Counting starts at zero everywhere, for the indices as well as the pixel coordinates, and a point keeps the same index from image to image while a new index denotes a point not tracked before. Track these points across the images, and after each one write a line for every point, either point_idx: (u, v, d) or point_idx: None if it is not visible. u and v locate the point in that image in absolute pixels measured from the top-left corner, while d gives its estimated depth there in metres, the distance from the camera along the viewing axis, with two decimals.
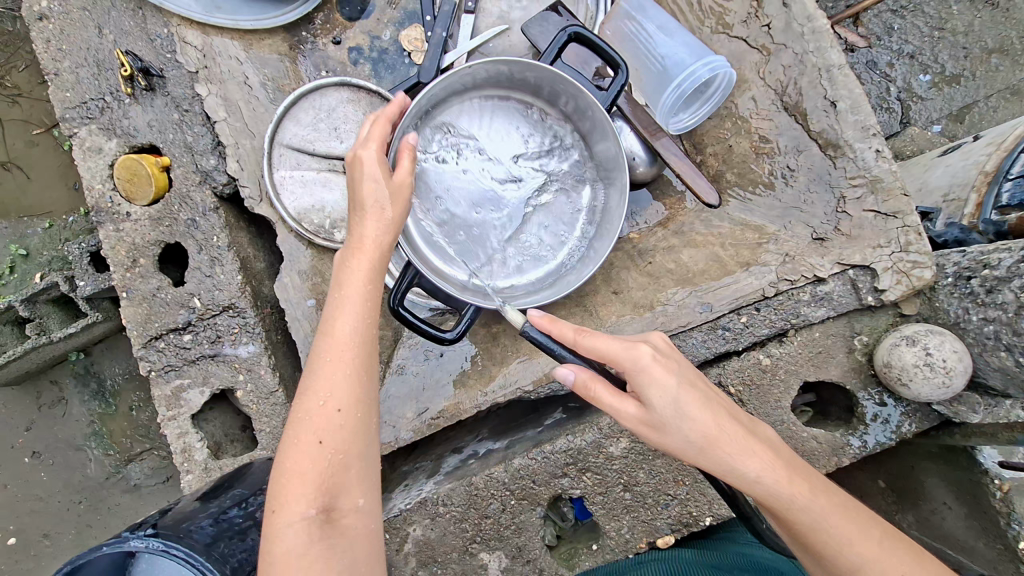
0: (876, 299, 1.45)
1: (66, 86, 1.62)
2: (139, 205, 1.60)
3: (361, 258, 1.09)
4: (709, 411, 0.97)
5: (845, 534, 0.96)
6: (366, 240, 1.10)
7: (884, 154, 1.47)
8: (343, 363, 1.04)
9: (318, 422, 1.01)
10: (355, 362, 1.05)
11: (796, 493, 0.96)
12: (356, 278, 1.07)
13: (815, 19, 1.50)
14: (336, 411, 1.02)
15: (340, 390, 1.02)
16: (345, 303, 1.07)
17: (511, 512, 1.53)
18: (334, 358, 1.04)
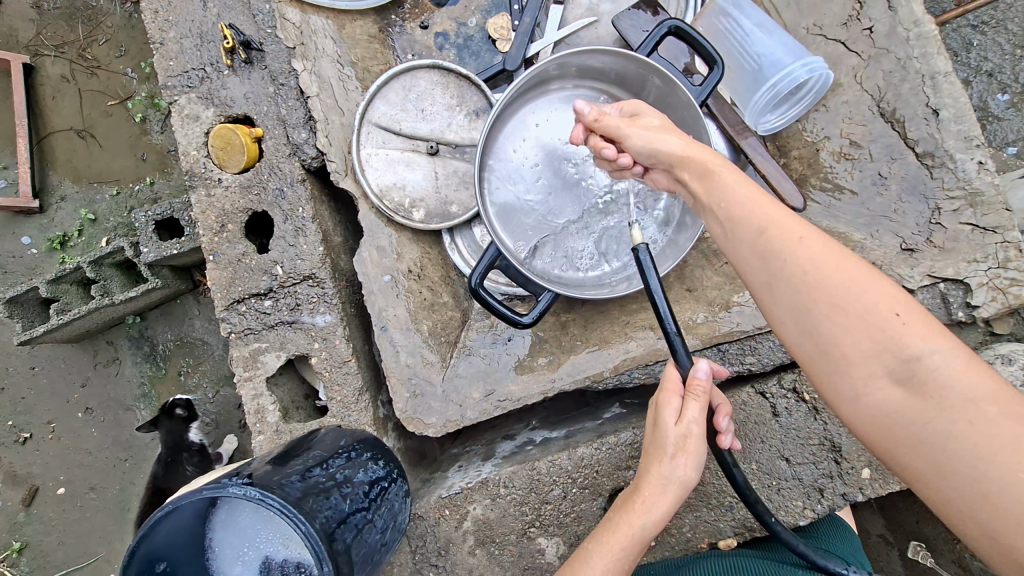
0: (968, 315, 1.41)
1: (170, 56, 1.69)
2: (231, 172, 1.66)
3: (669, 465, 1.15)
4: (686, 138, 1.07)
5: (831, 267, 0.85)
6: (670, 483, 1.16)
7: (986, 166, 1.42)
8: (637, 507, 1.18)
9: (601, 548, 1.19)
10: (643, 505, 1.17)
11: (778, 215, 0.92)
12: (673, 416, 1.12)
13: (922, 24, 1.47)
14: (623, 541, 1.18)
15: (633, 525, 1.17)
16: (651, 485, 1.17)
17: (573, 500, 1.55)
18: (634, 495, 1.20)
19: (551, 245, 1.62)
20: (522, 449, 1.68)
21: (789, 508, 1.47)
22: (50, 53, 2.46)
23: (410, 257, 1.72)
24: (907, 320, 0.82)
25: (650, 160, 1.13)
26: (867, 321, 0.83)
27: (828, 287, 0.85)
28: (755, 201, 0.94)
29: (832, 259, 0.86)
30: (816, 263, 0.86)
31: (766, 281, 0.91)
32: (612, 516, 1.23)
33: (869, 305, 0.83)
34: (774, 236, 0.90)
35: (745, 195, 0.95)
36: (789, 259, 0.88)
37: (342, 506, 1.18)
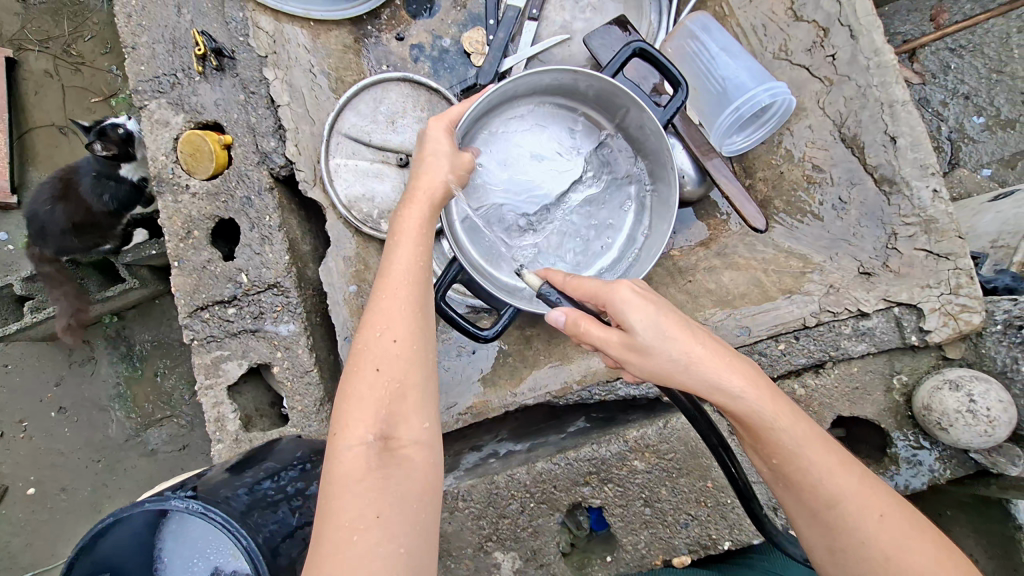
0: (921, 339, 1.42)
1: (142, 60, 1.68)
2: (199, 178, 1.65)
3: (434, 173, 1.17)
4: (712, 346, 0.91)
5: (888, 526, 0.88)
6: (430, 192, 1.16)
7: (941, 194, 1.45)
8: (400, 299, 1.04)
9: (375, 353, 1.00)
10: (409, 301, 1.04)
11: (825, 463, 0.91)
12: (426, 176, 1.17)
13: (883, 53, 1.49)
14: (394, 343, 1.01)
15: (399, 321, 1.02)
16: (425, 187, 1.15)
17: (530, 514, 1.55)
18: (386, 287, 1.05)
19: (516, 259, 1.64)
20: (484, 462, 1.68)
21: (743, 527, 1.47)
22: (34, 48, 2.45)
23: (377, 268, 1.72)
24: (894, 522, 0.88)
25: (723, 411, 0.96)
26: (893, 567, 0.85)
27: (902, 567, 0.85)
28: (845, 475, 0.91)
29: (886, 529, 0.87)
30: (889, 540, 0.86)
31: (818, 536, 0.92)
32: (379, 319, 1.03)
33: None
34: (851, 510, 0.89)
35: (805, 441, 0.91)
36: (858, 534, 0.88)
37: (289, 520, 1.16)
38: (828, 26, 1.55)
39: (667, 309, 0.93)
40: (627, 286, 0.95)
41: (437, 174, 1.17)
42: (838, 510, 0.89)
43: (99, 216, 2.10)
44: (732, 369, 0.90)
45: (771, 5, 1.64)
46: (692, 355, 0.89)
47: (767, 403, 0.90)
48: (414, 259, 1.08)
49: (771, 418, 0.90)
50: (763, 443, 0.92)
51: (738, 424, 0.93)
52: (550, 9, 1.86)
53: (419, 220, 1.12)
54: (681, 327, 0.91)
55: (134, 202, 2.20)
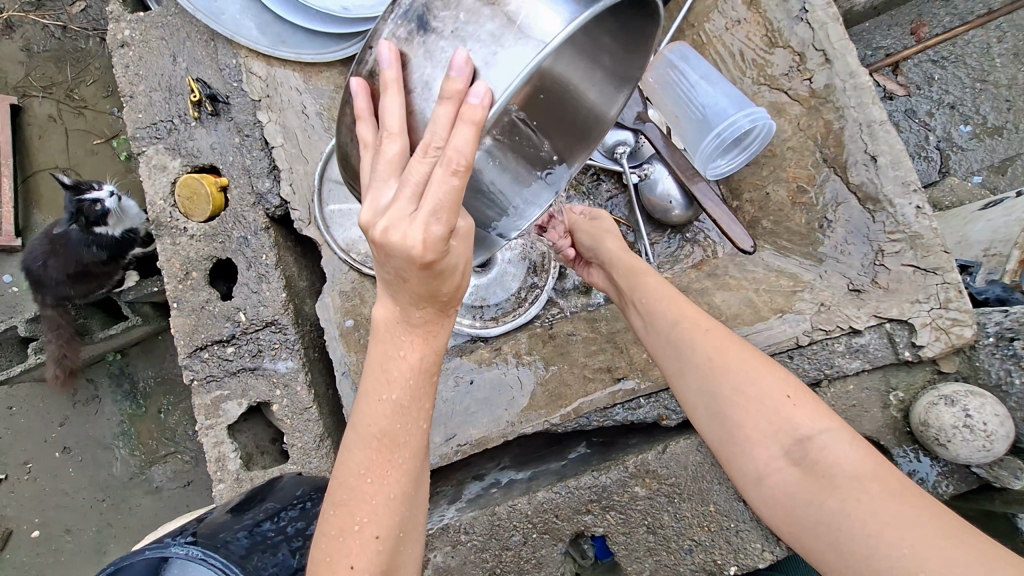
0: (914, 354, 1.43)
1: (140, 108, 1.74)
2: (196, 221, 1.69)
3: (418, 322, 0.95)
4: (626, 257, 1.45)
5: (738, 360, 1.10)
6: (427, 344, 0.98)
7: (924, 211, 1.47)
8: (388, 484, 1.00)
9: (354, 547, 0.97)
10: (398, 486, 1.00)
11: (696, 321, 1.20)
12: (421, 330, 0.97)
13: (858, 75, 1.53)
14: (376, 539, 0.98)
15: (382, 516, 0.98)
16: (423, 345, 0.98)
17: (533, 546, 1.53)
18: (374, 471, 0.99)
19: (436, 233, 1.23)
20: (485, 492, 1.67)
21: (748, 551, 1.46)
22: (37, 94, 2.51)
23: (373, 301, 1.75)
24: (731, 354, 1.11)
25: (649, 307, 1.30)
26: (740, 392, 1.06)
27: (732, 381, 1.08)
28: (705, 330, 1.17)
29: (742, 361, 1.09)
30: (714, 355, 1.12)
31: (692, 378, 1.14)
32: (360, 503, 0.99)
33: (768, 392, 1.04)
34: (726, 360, 1.11)
35: (671, 308, 1.25)
36: (702, 354, 1.13)
37: (289, 562, 1.15)
38: (803, 51, 1.60)
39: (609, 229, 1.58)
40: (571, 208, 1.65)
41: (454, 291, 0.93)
42: (696, 350, 1.15)
43: (91, 267, 2.14)
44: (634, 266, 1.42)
45: (748, 31, 1.68)
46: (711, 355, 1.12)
47: (657, 285, 1.33)
48: (401, 428, 0.99)
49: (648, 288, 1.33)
50: (648, 298, 1.31)
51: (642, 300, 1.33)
52: None
53: (416, 368, 0.98)
54: (705, 329, 1.18)
55: (129, 247, 2.25)
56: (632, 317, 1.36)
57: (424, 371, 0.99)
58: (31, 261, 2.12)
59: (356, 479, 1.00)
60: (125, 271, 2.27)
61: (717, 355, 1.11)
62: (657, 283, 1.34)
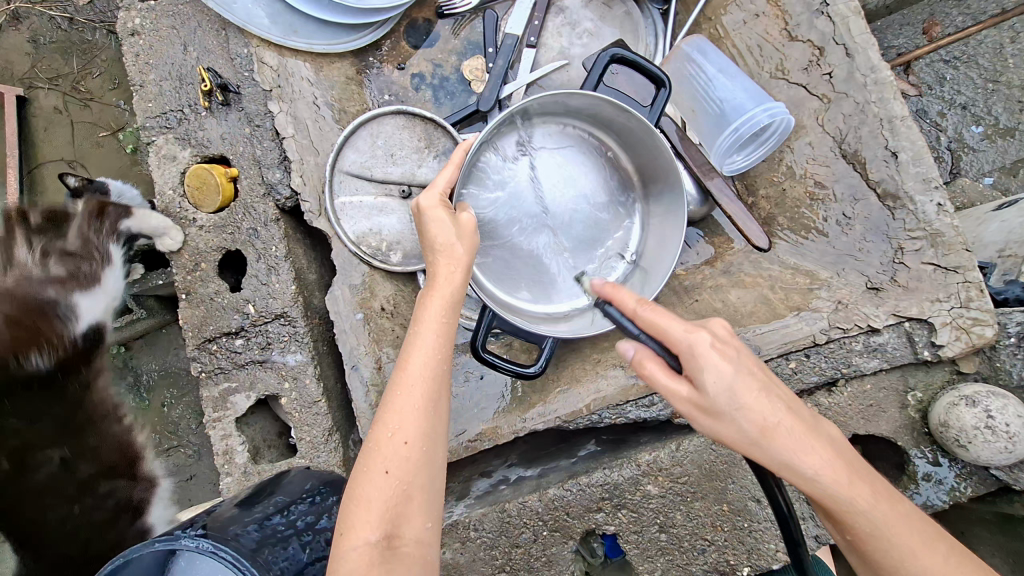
0: (933, 354, 1.41)
1: (149, 97, 1.72)
2: (206, 212, 1.67)
3: (442, 268, 1.16)
4: (753, 384, 0.93)
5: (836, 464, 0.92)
6: (453, 284, 1.15)
7: (946, 208, 1.44)
8: (413, 397, 1.05)
9: (385, 454, 1.02)
10: (421, 400, 1.05)
11: (772, 399, 0.93)
12: (448, 276, 1.15)
13: (879, 70, 1.50)
14: (405, 445, 1.03)
15: (409, 423, 1.03)
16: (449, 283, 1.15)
17: (544, 544, 1.52)
18: (401, 387, 1.06)
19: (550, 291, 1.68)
20: (494, 489, 1.65)
21: (761, 551, 1.44)
22: (43, 86, 2.49)
23: (383, 295, 1.73)
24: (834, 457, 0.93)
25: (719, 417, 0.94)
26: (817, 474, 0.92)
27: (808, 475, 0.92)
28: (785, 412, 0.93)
29: (830, 457, 0.92)
30: (786, 423, 0.92)
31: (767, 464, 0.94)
32: (388, 417, 1.04)
33: (846, 482, 0.91)
34: (794, 438, 0.92)
35: (746, 378, 0.93)
36: (766, 426, 0.92)
37: (300, 557, 1.14)
38: (823, 44, 1.57)
39: (714, 338, 0.95)
40: (704, 334, 0.93)
41: (450, 248, 1.17)
42: (771, 418, 0.92)
43: None
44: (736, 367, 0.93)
45: (766, 25, 1.67)
46: (765, 420, 0.92)
47: (734, 378, 0.92)
48: (430, 356, 1.09)
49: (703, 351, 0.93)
50: (715, 379, 0.92)
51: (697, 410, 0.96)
52: (547, 35, 1.91)
53: (441, 300, 1.12)
54: (756, 394, 0.92)
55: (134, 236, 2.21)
56: (682, 383, 0.97)
57: (449, 297, 1.13)
58: None
59: (386, 393, 1.07)
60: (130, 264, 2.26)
61: (772, 426, 0.92)
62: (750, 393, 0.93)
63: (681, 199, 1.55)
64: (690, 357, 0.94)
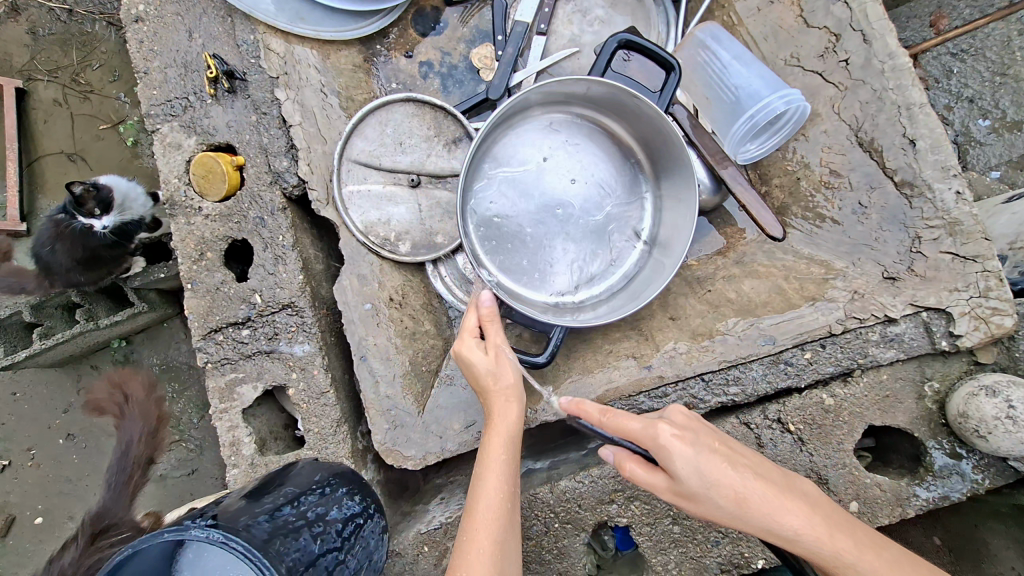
0: (951, 344, 1.39)
1: (154, 84, 1.69)
2: (211, 200, 1.65)
3: (495, 401, 1.30)
4: (720, 463, 0.98)
5: (821, 531, 0.95)
6: (509, 413, 1.28)
7: (964, 196, 1.42)
8: (485, 539, 1.13)
9: None
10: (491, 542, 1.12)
11: (740, 475, 0.98)
12: (504, 411, 1.28)
13: (897, 57, 1.48)
14: None
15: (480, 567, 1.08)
16: (505, 419, 1.28)
17: (555, 536, 1.50)
18: (472, 529, 1.14)
19: (556, 280, 1.66)
20: None
21: (776, 543, 1.41)
22: (43, 77, 2.46)
23: (392, 285, 1.71)
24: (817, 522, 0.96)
25: (702, 500, 0.99)
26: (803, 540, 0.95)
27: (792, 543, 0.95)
28: (756, 487, 0.97)
29: (808, 523, 0.95)
30: (756, 500, 0.96)
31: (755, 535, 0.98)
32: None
33: (830, 547, 0.94)
34: (769, 512, 0.95)
35: (716, 462, 0.98)
36: (736, 500, 0.96)
37: (312, 548, 1.12)
38: (839, 31, 1.55)
39: (674, 428, 1.02)
40: (664, 426, 1.02)
41: (498, 380, 1.31)
42: (748, 493, 0.96)
43: (99, 251, 2.09)
44: (703, 453, 0.99)
45: (781, 12, 1.65)
46: (737, 491, 0.96)
47: (701, 459, 0.98)
48: (495, 498, 1.18)
49: (670, 442, 1.00)
50: (686, 465, 0.98)
51: (682, 495, 1.01)
52: (558, 22, 1.88)
53: (502, 438, 1.25)
54: (725, 470, 0.98)
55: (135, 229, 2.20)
56: (659, 475, 1.04)
57: (509, 433, 1.26)
58: (42, 246, 2.13)
59: (461, 538, 1.14)
60: (133, 256, 2.22)
61: (746, 498, 0.96)
62: (723, 476, 0.97)
63: (692, 186, 1.52)
64: (659, 449, 1.01)
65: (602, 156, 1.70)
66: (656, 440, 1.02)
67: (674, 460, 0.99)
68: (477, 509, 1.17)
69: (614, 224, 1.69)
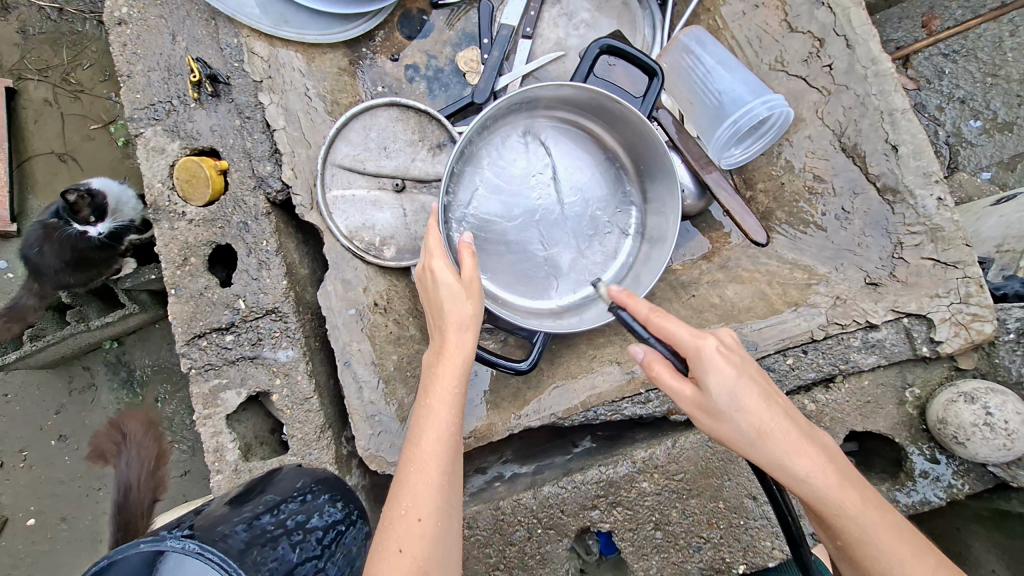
0: (932, 350, 1.39)
1: (137, 88, 1.67)
2: (195, 205, 1.64)
3: (446, 318, 1.17)
4: (757, 390, 0.96)
5: (832, 473, 0.93)
6: (464, 328, 1.16)
7: (945, 202, 1.43)
8: (432, 473, 1.06)
9: (404, 533, 1.00)
10: (440, 475, 1.06)
11: (771, 406, 0.95)
12: (457, 325, 1.16)
13: (879, 62, 1.48)
14: (418, 521, 1.01)
15: (427, 499, 1.02)
16: (460, 332, 1.16)
17: (538, 542, 1.50)
18: (419, 464, 1.06)
19: (540, 286, 1.66)
20: (489, 486, 1.64)
21: (758, 548, 1.43)
22: (33, 77, 2.45)
23: (377, 290, 1.71)
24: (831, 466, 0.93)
25: (723, 418, 0.96)
26: (810, 478, 0.93)
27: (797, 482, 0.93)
28: (776, 415, 0.95)
29: (822, 463, 0.93)
30: (778, 428, 0.94)
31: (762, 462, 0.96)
32: (405, 495, 1.04)
33: (836, 491, 0.92)
34: (784, 443, 0.93)
35: (750, 390, 0.95)
36: (754, 429, 0.94)
37: (289, 557, 1.12)
38: (823, 36, 1.55)
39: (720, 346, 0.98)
40: (712, 340, 0.97)
41: (455, 299, 1.18)
42: (769, 421, 0.94)
43: (87, 252, 2.08)
44: (743, 379, 0.95)
45: (765, 16, 1.65)
46: (765, 423, 0.94)
47: (736, 384, 0.95)
48: (443, 424, 1.10)
49: (712, 361, 0.96)
50: (719, 385, 0.95)
51: (701, 413, 0.98)
52: (543, 25, 1.88)
53: (455, 358, 1.14)
54: (759, 401, 0.95)
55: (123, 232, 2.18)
56: (686, 389, 1.00)
57: (461, 347, 1.16)
58: (28, 248, 2.09)
59: (404, 469, 1.07)
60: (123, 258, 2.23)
61: (770, 429, 0.94)
62: (757, 404, 0.94)
63: (676, 193, 1.53)
64: (697, 363, 0.97)
65: (586, 160, 1.69)
66: (697, 355, 0.97)
67: (707, 378, 0.96)
68: (422, 437, 1.09)
69: (598, 229, 1.69)
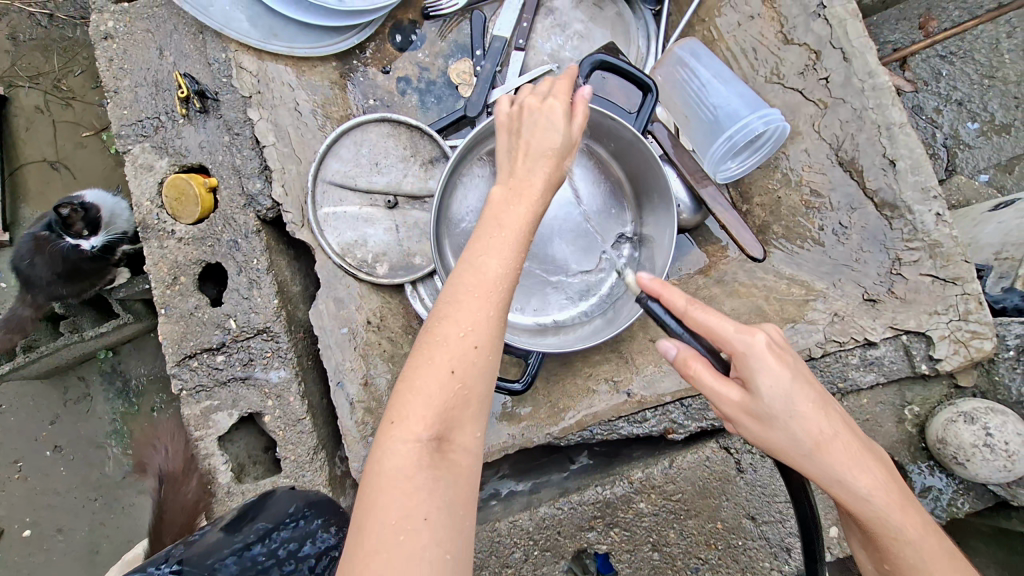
0: (931, 367, 1.38)
1: (125, 104, 1.66)
2: (184, 223, 1.62)
3: (533, 161, 1.01)
4: (812, 398, 0.87)
5: (885, 488, 0.85)
6: (548, 176, 1.02)
7: (944, 217, 1.41)
8: (490, 302, 0.92)
9: (450, 351, 0.88)
10: (500, 309, 0.93)
11: (824, 415, 0.87)
12: (542, 169, 1.01)
13: (877, 75, 1.46)
14: (472, 348, 0.90)
15: (482, 326, 0.90)
16: (545, 163, 1.02)
17: (534, 563, 1.48)
18: (481, 289, 0.92)
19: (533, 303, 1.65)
20: (484, 504, 1.62)
21: (756, 569, 1.40)
22: (24, 84, 2.41)
23: (369, 308, 1.68)
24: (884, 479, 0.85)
25: (771, 424, 0.87)
26: (867, 492, 0.84)
27: (846, 493, 0.85)
28: (828, 420, 0.87)
29: (877, 474, 0.85)
30: (829, 438, 0.85)
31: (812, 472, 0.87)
32: (457, 318, 0.91)
33: (889, 502, 0.84)
34: (836, 450, 0.85)
35: (806, 394, 0.86)
36: (808, 436, 0.86)
37: None
38: (819, 48, 1.53)
39: (770, 342, 0.89)
40: (762, 337, 0.88)
41: (545, 138, 1.02)
42: (821, 428, 0.85)
43: (81, 264, 2.05)
44: (798, 383, 0.86)
45: (761, 28, 1.62)
46: (820, 434, 0.85)
47: (789, 385, 0.86)
48: (510, 265, 0.95)
49: (764, 359, 0.86)
50: (772, 386, 0.86)
51: (749, 416, 0.88)
52: (536, 37, 1.86)
53: (530, 203, 0.99)
54: (815, 406, 0.86)
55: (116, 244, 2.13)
56: (731, 392, 0.89)
57: (545, 188, 1.01)
58: (20, 259, 2.08)
59: (460, 289, 0.92)
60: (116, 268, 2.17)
61: (826, 441, 0.85)
62: (810, 408, 0.86)
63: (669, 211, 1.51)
64: (744, 364, 0.87)
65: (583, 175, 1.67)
66: (752, 357, 0.87)
67: (760, 380, 0.86)
68: (489, 258, 0.94)
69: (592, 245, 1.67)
